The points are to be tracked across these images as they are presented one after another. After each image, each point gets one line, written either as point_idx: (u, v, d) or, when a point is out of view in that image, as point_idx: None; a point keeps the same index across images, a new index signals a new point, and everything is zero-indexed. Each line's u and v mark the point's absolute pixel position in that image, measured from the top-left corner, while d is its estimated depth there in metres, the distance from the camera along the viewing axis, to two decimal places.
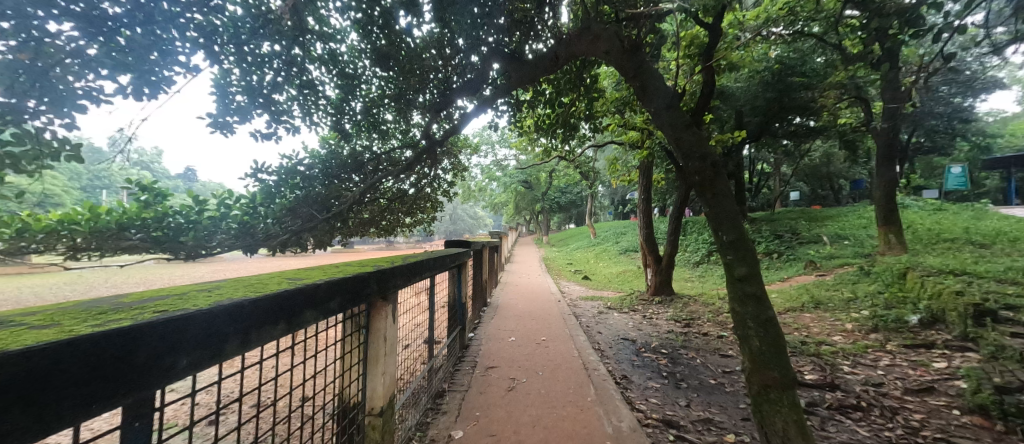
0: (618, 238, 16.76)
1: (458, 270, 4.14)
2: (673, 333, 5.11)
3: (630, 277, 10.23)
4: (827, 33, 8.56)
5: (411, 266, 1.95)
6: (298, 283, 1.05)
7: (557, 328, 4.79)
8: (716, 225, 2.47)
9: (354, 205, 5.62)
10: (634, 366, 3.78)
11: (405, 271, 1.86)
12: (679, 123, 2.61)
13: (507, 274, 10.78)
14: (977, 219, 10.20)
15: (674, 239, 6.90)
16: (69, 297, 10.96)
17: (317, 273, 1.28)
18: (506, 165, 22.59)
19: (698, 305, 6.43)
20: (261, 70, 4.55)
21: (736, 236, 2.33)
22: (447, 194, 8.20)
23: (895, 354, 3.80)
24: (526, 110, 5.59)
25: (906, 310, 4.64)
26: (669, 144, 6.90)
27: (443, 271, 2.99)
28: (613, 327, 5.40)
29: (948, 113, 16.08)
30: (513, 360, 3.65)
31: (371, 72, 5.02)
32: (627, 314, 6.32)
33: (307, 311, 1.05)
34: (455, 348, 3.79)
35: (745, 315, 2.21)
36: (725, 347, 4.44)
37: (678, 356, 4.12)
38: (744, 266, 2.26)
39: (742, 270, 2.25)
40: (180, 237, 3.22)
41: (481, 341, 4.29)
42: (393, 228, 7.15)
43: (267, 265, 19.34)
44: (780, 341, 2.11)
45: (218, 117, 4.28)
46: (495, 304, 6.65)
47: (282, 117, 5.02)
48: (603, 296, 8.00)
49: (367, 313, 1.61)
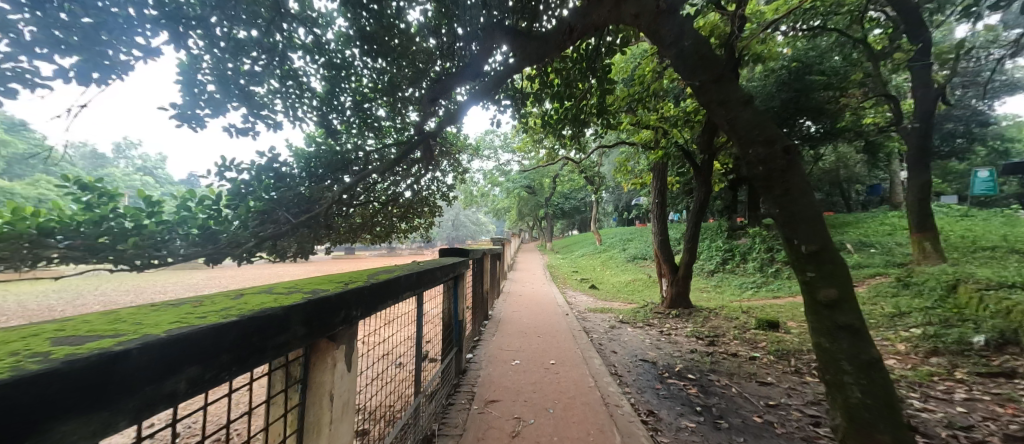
0: (624, 244, 16.17)
1: (455, 283, 3.58)
2: (697, 353, 4.54)
3: (641, 286, 9.66)
4: (850, 28, 8.09)
5: (378, 288, 1.44)
6: (76, 355, 0.55)
7: (567, 348, 4.20)
8: (790, 231, 2.34)
9: (342, 210, 5.11)
10: (660, 397, 3.20)
11: (369, 296, 1.35)
12: (735, 99, 2.46)
13: (509, 283, 10.23)
14: (1013, 226, 9.57)
15: (690, 245, 6.34)
16: (52, 307, 10.46)
17: (181, 317, 0.76)
18: (509, 170, 22.14)
19: (720, 319, 5.85)
20: (238, 58, 4.08)
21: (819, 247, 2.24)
22: (446, 197, 7.68)
23: (970, 384, 3.21)
24: (532, 105, 5.11)
25: (967, 329, 4.06)
26: (686, 144, 6.37)
27: (430, 285, 2.48)
28: (629, 346, 4.81)
29: (967, 116, 15.56)
30: (517, 392, 3.08)
31: (361, 62, 4.52)
32: (641, 330, 5.73)
33: (76, 418, 0.53)
34: (450, 375, 3.24)
35: (839, 352, 2.15)
36: (762, 372, 3.87)
37: (708, 384, 3.55)
38: (834, 289, 2.17)
39: (833, 294, 2.15)
40: (119, 245, 2.65)
41: (481, 365, 3.74)
42: (388, 234, 6.64)
43: (264, 273, 18.87)
44: (881, 379, 2.07)
45: (185, 109, 3.80)
46: (497, 317, 6.10)
47: (263, 111, 4.53)
48: (614, 308, 7.42)
49: (304, 362, 1.09)
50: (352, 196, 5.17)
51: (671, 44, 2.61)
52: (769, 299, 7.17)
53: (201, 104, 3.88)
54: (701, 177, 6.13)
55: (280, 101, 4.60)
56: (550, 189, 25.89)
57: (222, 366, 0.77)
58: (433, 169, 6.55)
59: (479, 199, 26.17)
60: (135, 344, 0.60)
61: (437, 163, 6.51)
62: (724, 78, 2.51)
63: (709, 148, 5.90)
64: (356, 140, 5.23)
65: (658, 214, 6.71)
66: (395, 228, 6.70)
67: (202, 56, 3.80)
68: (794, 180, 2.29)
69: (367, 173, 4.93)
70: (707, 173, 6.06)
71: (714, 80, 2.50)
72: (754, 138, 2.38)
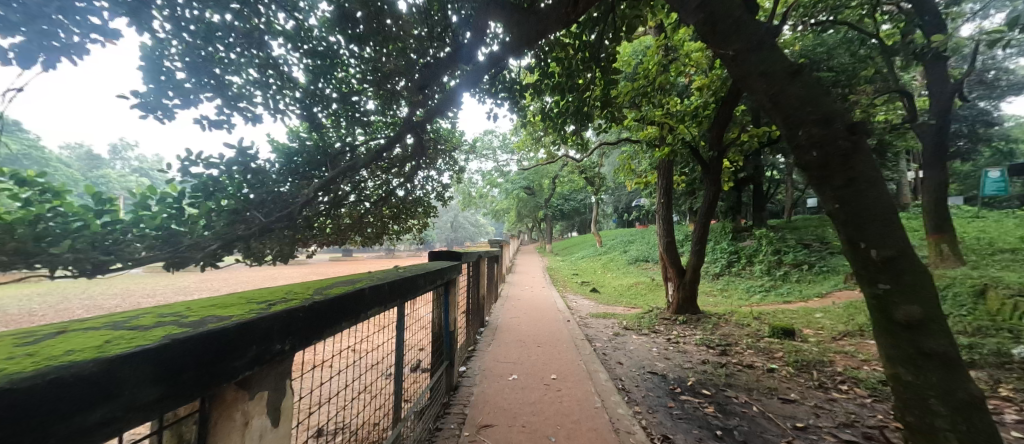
0: (626, 246, 15.84)
1: (446, 290, 3.23)
2: (709, 364, 4.20)
3: (644, 290, 9.33)
4: (861, 22, 7.81)
5: (333, 307, 1.11)
6: None
7: (569, 360, 3.85)
8: (855, 232, 2.04)
9: (328, 209, 4.77)
10: (674, 418, 2.86)
11: (315, 319, 1.02)
12: (778, 72, 2.18)
13: (507, 286, 9.89)
14: None
15: (698, 248, 6.01)
16: (34, 312, 10.11)
17: None
18: (508, 172, 21.84)
19: (731, 326, 5.52)
20: (211, 44, 3.73)
21: (897, 252, 1.94)
22: (441, 197, 7.35)
23: (1019, 403, 2.87)
24: (530, 98, 4.80)
25: (1004, 340, 3.73)
26: (693, 141, 6.06)
27: (413, 295, 2.14)
28: (635, 356, 4.45)
29: (974, 115, 15.29)
30: (514, 414, 2.74)
31: (346, 50, 4.16)
32: (647, 338, 5.38)
33: None
34: (439, 394, 2.89)
35: (923, 383, 1.90)
36: (783, 386, 3.53)
37: (726, 402, 3.21)
38: (916, 306, 1.89)
39: (917, 313, 1.88)
40: (54, 248, 2.23)
41: (476, 380, 3.39)
42: (379, 236, 6.31)
43: (258, 276, 18.52)
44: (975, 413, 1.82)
45: (151, 99, 3.46)
46: (494, 324, 5.75)
47: (240, 103, 4.20)
48: (616, 313, 7.10)
49: (200, 422, 0.75)
50: (338, 194, 4.82)
51: (698, 6, 2.38)
52: (779, 304, 6.84)
53: (169, 93, 3.55)
54: (710, 176, 5.80)
55: (259, 92, 4.26)
56: (549, 190, 25.57)
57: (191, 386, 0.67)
58: (427, 167, 6.21)
59: (477, 200, 25.85)
60: (84, 365, 0.49)
61: (431, 161, 6.19)
62: (762, 46, 2.24)
63: (718, 144, 5.58)
64: (344, 135, 4.90)
65: (664, 214, 6.38)
66: (387, 229, 6.36)
67: (170, 41, 3.46)
68: (859, 168, 2.01)
69: (353, 168, 4.56)
70: (716, 170, 5.72)
71: (750, 49, 2.26)
72: (804, 117, 2.11)
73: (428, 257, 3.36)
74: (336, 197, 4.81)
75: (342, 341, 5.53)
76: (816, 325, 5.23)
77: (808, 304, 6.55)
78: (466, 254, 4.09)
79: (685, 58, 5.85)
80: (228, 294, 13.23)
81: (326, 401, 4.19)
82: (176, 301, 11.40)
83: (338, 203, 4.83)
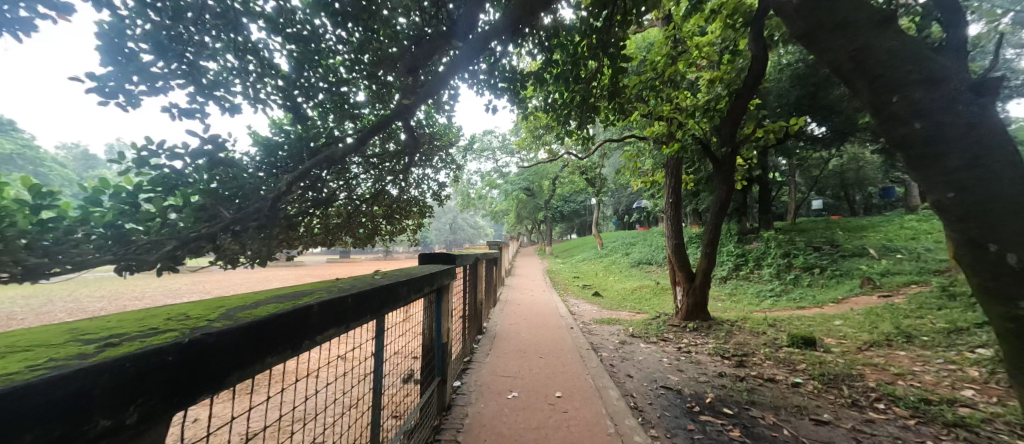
0: (628, 249, 15.46)
1: (438, 297, 2.88)
2: (727, 378, 3.84)
3: (649, 294, 8.96)
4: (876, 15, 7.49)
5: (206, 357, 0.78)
6: None
7: (575, 374, 3.49)
8: (979, 231, 1.83)
9: (314, 208, 4.40)
10: None
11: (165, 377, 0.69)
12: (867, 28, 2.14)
13: (506, 289, 9.54)
14: None
15: (708, 250, 5.66)
16: (12, 315, 9.70)
17: None
18: (507, 172, 21.50)
19: (745, 334, 5.17)
20: (181, 25, 3.39)
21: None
22: (437, 196, 6.99)
23: None
24: (533, 88, 4.46)
25: None
26: (704, 137, 5.72)
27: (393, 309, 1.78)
28: (645, 368, 4.10)
29: None
30: (514, 441, 2.39)
31: (332, 34, 3.79)
32: (656, 347, 5.01)
33: None
34: (429, 415, 2.54)
35: None
36: (813, 405, 3.18)
37: (753, 423, 2.86)
38: None
39: None
40: None
41: (472, 398, 3.04)
42: (371, 237, 5.96)
43: (251, 278, 18.12)
44: None
45: (114, 85, 3.14)
46: (492, 331, 5.39)
47: (217, 92, 3.86)
48: (621, 319, 6.73)
49: None
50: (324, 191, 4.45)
51: None
52: (793, 309, 6.51)
53: (133, 78, 3.21)
54: (722, 174, 5.45)
55: (238, 80, 3.91)
56: (548, 191, 25.16)
57: (160, 398, 0.69)
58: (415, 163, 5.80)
59: (476, 201, 25.45)
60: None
61: (423, 157, 5.80)
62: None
63: (731, 140, 5.24)
64: (332, 128, 4.56)
65: (672, 215, 6.04)
66: (379, 229, 6.00)
67: (133, 20, 3.12)
68: (984, 142, 1.82)
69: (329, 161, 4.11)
70: (729, 168, 5.37)
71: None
72: (905, 79, 2.00)
73: (420, 260, 2.99)
74: (322, 195, 4.46)
75: (330, 349, 5.17)
76: (837, 333, 4.90)
77: (824, 310, 6.20)
78: (462, 256, 3.72)
79: (696, 49, 5.48)
80: (218, 296, 12.82)
81: (309, 416, 3.84)
82: (163, 304, 10.98)
83: (324, 201, 4.48)
